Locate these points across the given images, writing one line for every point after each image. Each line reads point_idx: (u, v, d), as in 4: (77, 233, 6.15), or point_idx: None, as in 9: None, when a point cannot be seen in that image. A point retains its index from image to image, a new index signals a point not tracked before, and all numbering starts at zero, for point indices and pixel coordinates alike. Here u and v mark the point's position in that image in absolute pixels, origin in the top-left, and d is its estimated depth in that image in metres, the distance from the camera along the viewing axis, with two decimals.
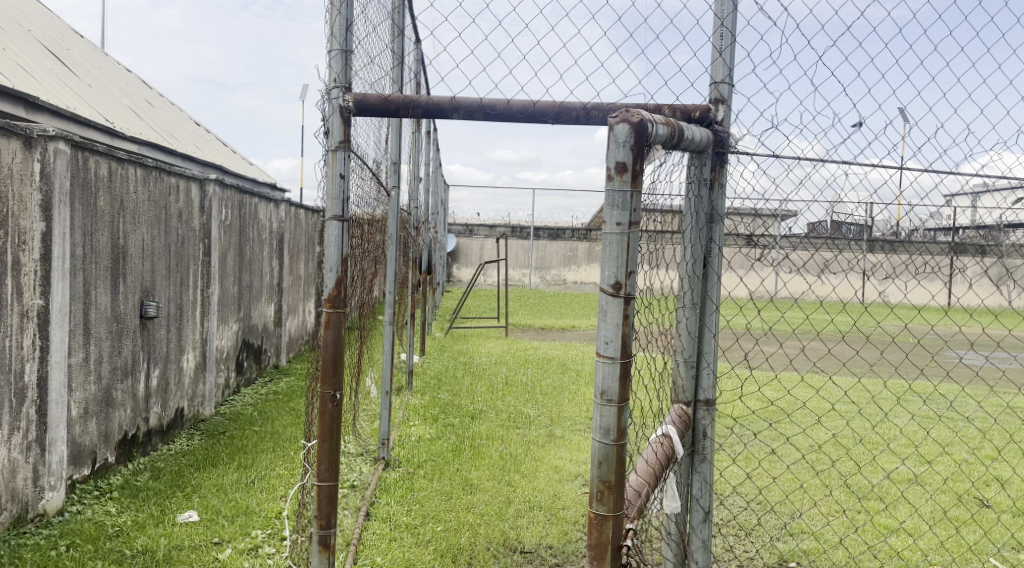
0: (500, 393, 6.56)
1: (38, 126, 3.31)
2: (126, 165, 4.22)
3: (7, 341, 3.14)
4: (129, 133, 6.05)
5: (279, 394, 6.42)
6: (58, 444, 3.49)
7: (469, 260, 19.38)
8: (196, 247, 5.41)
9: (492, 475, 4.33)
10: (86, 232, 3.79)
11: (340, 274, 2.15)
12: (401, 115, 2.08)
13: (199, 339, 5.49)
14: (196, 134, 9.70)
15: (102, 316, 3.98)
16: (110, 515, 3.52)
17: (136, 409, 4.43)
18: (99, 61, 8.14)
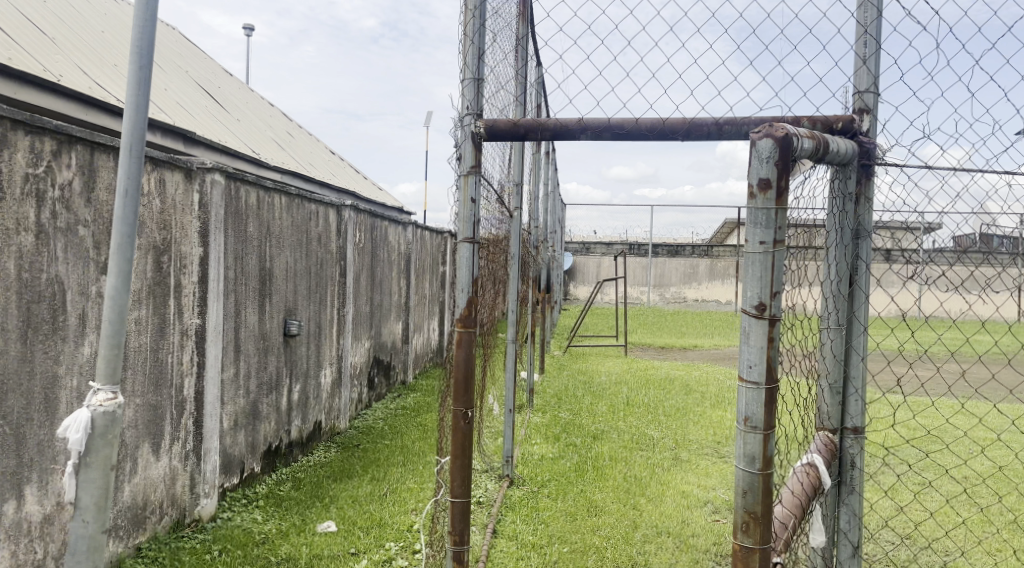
0: (622, 414, 6.47)
1: (197, 159, 3.60)
2: (272, 193, 4.52)
3: (171, 357, 3.42)
4: (272, 163, 6.44)
5: (407, 409, 6.64)
6: (212, 453, 3.76)
7: (586, 278, 19.42)
8: (333, 270, 5.69)
9: (617, 497, 4.27)
10: (238, 256, 4.07)
11: (471, 294, 2.23)
12: (530, 138, 2.13)
13: (335, 355, 5.76)
14: (331, 162, 10.27)
15: (251, 334, 4.26)
16: (257, 522, 3.73)
17: (280, 421, 4.69)
18: (247, 98, 8.79)
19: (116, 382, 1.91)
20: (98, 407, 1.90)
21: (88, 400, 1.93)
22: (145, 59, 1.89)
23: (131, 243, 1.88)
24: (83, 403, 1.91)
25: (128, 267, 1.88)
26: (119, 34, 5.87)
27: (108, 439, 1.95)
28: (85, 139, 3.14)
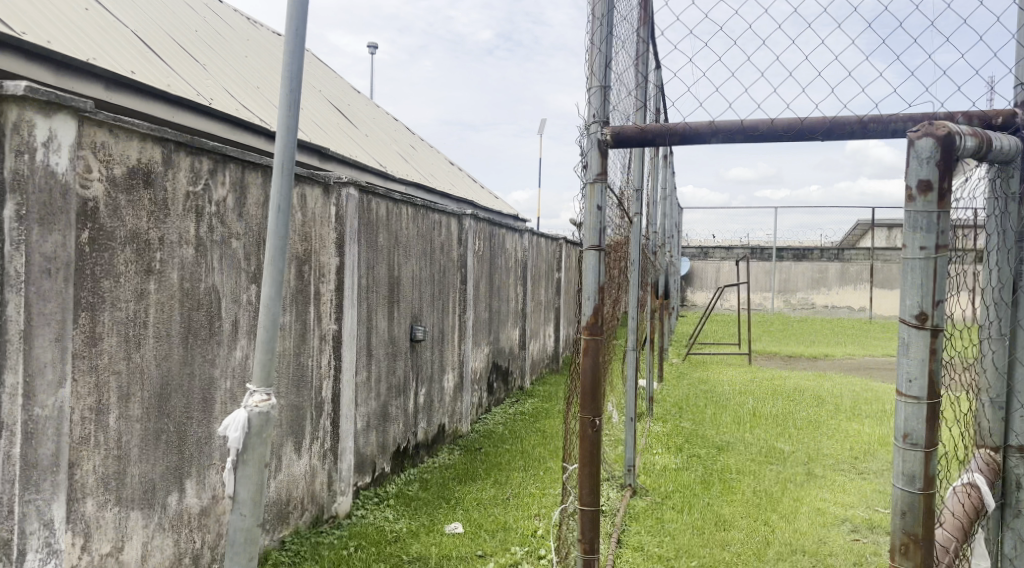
0: (748, 425, 6.25)
1: (334, 174, 3.78)
2: (400, 205, 4.68)
3: (311, 361, 3.62)
4: (397, 175, 6.68)
5: (526, 414, 6.70)
6: (347, 453, 3.93)
7: (705, 283, 18.92)
8: (455, 277, 5.83)
9: (747, 512, 4.12)
10: (369, 265, 4.25)
11: (597, 301, 2.23)
12: (658, 143, 2.07)
13: (457, 361, 5.89)
14: (451, 172, 10.54)
15: (381, 340, 4.43)
16: (388, 521, 3.87)
17: (407, 424, 4.85)
18: (372, 113, 9.16)
19: (270, 384, 2.05)
20: (255, 407, 2.04)
21: (245, 401, 2.07)
22: (295, 82, 2.01)
23: (283, 254, 2.01)
24: (241, 405, 2.05)
25: (280, 277, 2.01)
26: (260, 58, 6.28)
27: (263, 438, 2.08)
28: (237, 158, 3.39)
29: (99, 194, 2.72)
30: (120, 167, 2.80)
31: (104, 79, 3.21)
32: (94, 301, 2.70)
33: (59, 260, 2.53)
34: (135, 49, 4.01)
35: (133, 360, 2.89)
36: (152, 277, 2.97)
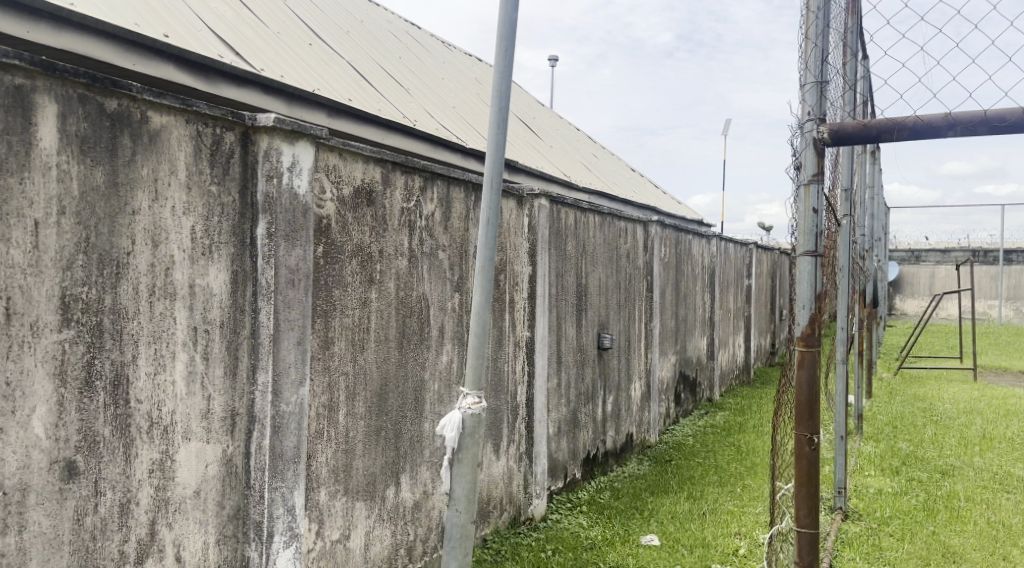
0: (976, 449, 5.60)
1: (526, 187, 3.91)
2: (587, 213, 4.72)
3: (507, 366, 3.75)
4: (581, 184, 6.73)
5: (718, 427, 6.47)
6: (541, 457, 4.03)
7: (916, 291, 17.26)
8: (641, 285, 5.76)
9: (981, 546, 3.69)
10: (558, 273, 4.32)
11: (813, 312, 2.26)
12: (884, 139, 2.20)
13: (644, 370, 5.82)
14: (633, 180, 10.45)
15: (570, 347, 4.48)
16: (583, 527, 3.90)
17: (596, 432, 4.87)
18: (555, 124, 9.31)
19: (479, 389, 2.56)
20: (467, 409, 2.57)
21: (460, 404, 2.61)
22: (498, 126, 2.62)
23: (490, 263, 2.60)
24: (456, 406, 2.60)
25: (488, 285, 2.60)
26: (453, 79, 6.60)
27: (474, 439, 2.62)
28: (444, 175, 3.72)
29: (330, 212, 3.03)
30: (346, 188, 3.13)
31: (327, 107, 3.51)
32: (327, 309, 3.03)
33: (300, 273, 2.83)
34: (350, 78, 4.38)
35: (358, 362, 3.22)
36: (373, 287, 3.29)
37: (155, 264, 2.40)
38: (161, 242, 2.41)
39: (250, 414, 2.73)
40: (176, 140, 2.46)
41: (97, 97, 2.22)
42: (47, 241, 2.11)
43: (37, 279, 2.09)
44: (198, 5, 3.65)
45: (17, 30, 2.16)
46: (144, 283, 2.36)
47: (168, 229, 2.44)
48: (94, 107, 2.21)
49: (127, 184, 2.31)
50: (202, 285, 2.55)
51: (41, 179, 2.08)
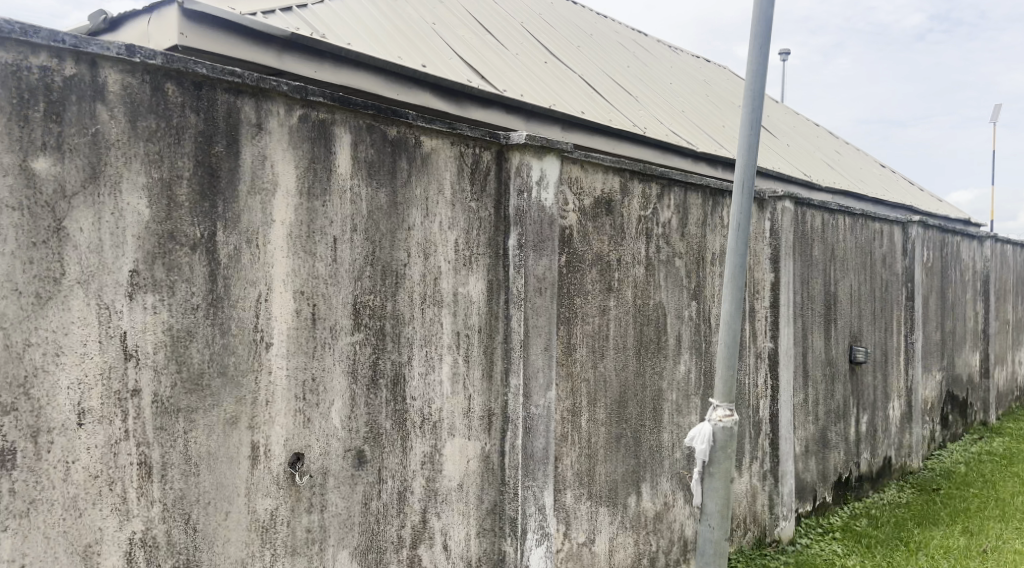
0: None
1: (769, 189, 3.76)
2: (836, 215, 4.40)
3: (750, 379, 3.61)
4: (827, 185, 6.27)
5: (996, 455, 5.69)
6: (788, 476, 3.81)
7: None
8: (900, 292, 5.23)
9: None
10: (804, 280, 4.06)
11: None
12: None
13: (904, 387, 5.27)
14: (885, 177, 9.53)
15: (819, 360, 4.19)
16: (838, 555, 3.62)
17: (848, 452, 4.51)
18: (794, 123, 8.76)
19: (730, 401, 2.51)
20: (718, 421, 2.52)
21: (710, 416, 2.57)
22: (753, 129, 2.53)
23: (743, 270, 2.53)
24: (707, 418, 2.56)
25: (739, 292, 2.52)
26: (684, 84, 6.48)
27: (724, 453, 2.58)
28: (682, 181, 3.69)
29: (574, 223, 3.13)
30: (589, 199, 3.22)
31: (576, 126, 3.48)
32: (571, 316, 3.12)
33: (548, 281, 2.95)
34: (585, 93, 4.45)
35: (600, 369, 3.27)
36: (613, 295, 3.34)
37: (425, 274, 2.63)
38: (431, 254, 2.64)
39: (505, 414, 2.87)
40: (444, 161, 2.68)
41: (381, 126, 2.49)
42: (343, 254, 2.39)
43: (337, 288, 2.37)
44: (448, 35, 3.91)
45: (306, 70, 2.43)
46: (417, 291, 2.61)
47: (437, 243, 2.66)
48: (379, 135, 2.48)
49: (405, 204, 2.56)
50: (464, 294, 2.76)
51: (338, 202, 2.37)
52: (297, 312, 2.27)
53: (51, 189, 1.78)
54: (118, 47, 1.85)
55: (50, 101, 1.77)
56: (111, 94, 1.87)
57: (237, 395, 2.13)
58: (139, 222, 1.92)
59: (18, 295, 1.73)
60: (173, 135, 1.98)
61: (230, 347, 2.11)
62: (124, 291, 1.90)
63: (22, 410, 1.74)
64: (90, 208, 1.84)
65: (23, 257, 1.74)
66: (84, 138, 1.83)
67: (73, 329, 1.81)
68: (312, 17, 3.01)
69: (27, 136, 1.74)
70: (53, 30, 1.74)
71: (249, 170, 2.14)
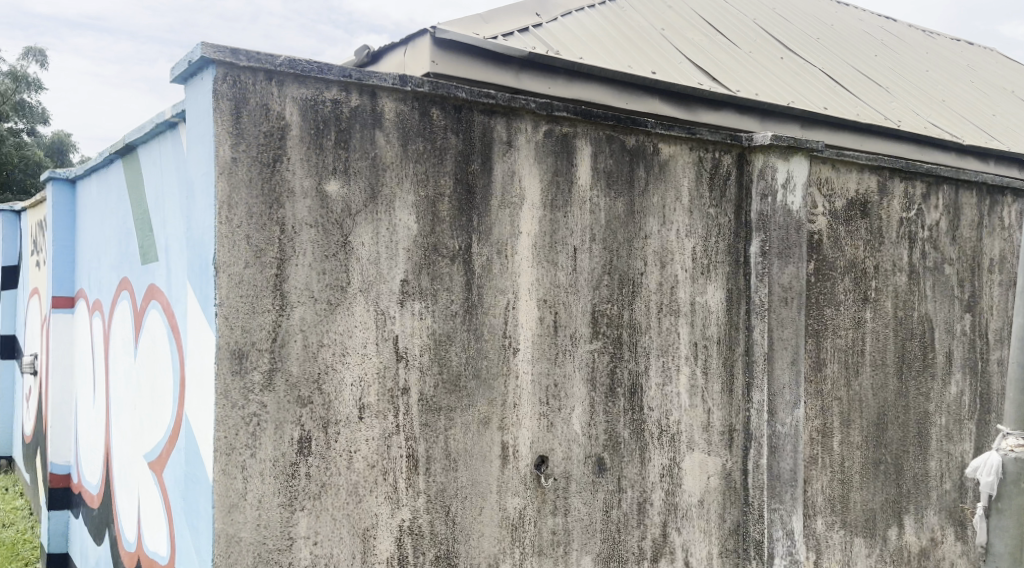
0: None
1: None
2: None
3: None
4: None
5: None
6: None
7: None
8: None
9: None
10: None
11: None
12: None
13: None
14: None
15: None
16: None
17: None
18: None
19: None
20: (1009, 451, 2.21)
21: (998, 445, 2.27)
22: None
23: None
24: (993, 447, 2.26)
25: None
26: (943, 71, 5.81)
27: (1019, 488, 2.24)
28: (951, 178, 3.30)
29: (823, 227, 2.94)
30: (840, 201, 3.00)
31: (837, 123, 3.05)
32: (821, 328, 2.92)
33: (794, 290, 2.80)
34: (827, 88, 4.14)
35: (854, 388, 3.02)
36: (868, 306, 3.07)
37: (663, 283, 2.60)
38: (669, 263, 2.61)
39: (748, 431, 2.75)
40: (682, 168, 2.63)
41: (621, 136, 2.50)
42: (583, 263, 2.43)
43: (577, 297, 2.42)
44: (678, 40, 3.82)
45: (540, 88, 2.36)
46: (655, 301, 2.59)
47: (675, 251, 2.62)
48: (619, 145, 2.49)
49: (642, 212, 2.56)
50: (703, 303, 2.68)
51: (580, 212, 2.42)
52: (541, 320, 2.34)
53: (340, 208, 1.99)
54: (394, 77, 2.03)
55: (340, 129, 1.99)
56: (386, 121, 2.06)
57: (489, 396, 2.24)
58: (409, 236, 2.10)
59: (314, 301, 1.96)
60: (437, 155, 2.14)
61: (483, 352, 2.23)
62: (396, 298, 2.08)
63: (316, 403, 1.96)
64: (370, 224, 2.04)
65: (318, 268, 1.96)
66: (365, 162, 2.03)
67: (354, 332, 2.02)
68: (546, 36, 3.12)
69: (321, 161, 1.96)
70: (342, 66, 1.95)
71: (500, 185, 2.26)
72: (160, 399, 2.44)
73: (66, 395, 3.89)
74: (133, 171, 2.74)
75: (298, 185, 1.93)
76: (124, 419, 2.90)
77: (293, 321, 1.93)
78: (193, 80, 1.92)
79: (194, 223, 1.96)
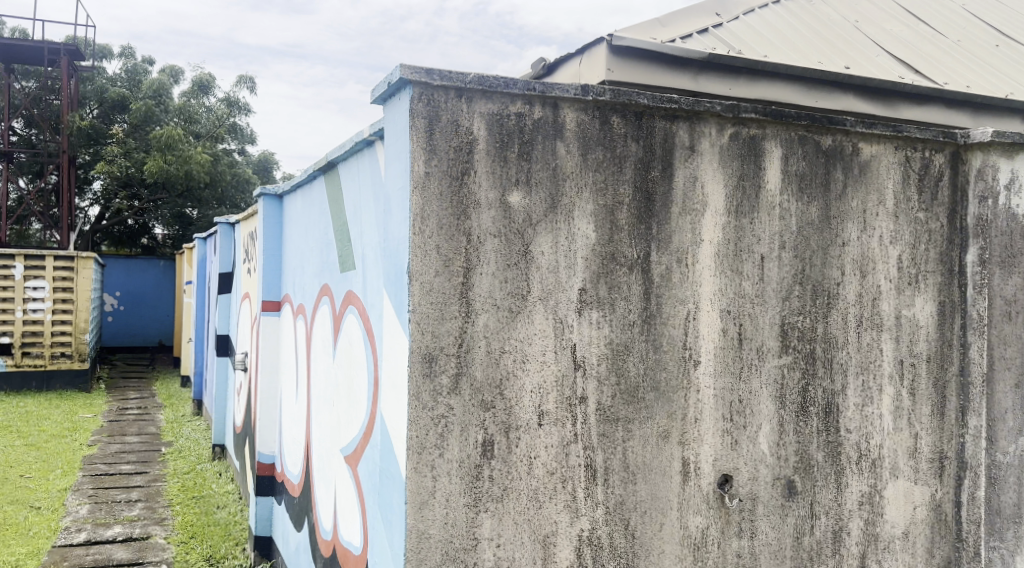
0: None
1: None
2: None
3: None
4: None
5: None
6: None
7: None
8: None
9: None
10: None
11: None
12: None
13: None
14: None
15: None
16: None
17: None
18: None
19: None
20: None
21: None
22: None
23: None
24: None
25: None
26: None
27: None
28: None
29: None
30: None
31: None
32: None
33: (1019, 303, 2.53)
34: None
35: None
36: None
37: (862, 295, 2.42)
38: (869, 272, 2.42)
39: (961, 459, 2.51)
40: (886, 169, 2.43)
41: (815, 137, 2.35)
42: (771, 273, 2.31)
43: (765, 308, 2.30)
44: (874, 31, 3.54)
45: (721, 89, 2.42)
46: (852, 313, 2.41)
47: (876, 259, 2.43)
48: (812, 146, 2.34)
49: (838, 218, 2.39)
50: (909, 317, 2.47)
51: (767, 219, 2.30)
52: (724, 332, 2.25)
53: (521, 218, 2.03)
54: (575, 88, 2.04)
55: (523, 141, 2.02)
56: (568, 131, 2.07)
57: (669, 409, 2.18)
58: (587, 245, 2.10)
59: (497, 308, 2.00)
60: (616, 163, 2.12)
61: (662, 363, 2.18)
62: (574, 307, 2.09)
63: (498, 408, 2.00)
64: (551, 233, 2.06)
65: (500, 276, 2.01)
66: (546, 172, 2.05)
67: (534, 340, 2.04)
68: (728, 36, 3.01)
69: (505, 172, 2.01)
70: (526, 79, 1.99)
71: (683, 192, 2.20)
72: (356, 399, 2.61)
73: (273, 391, 4.28)
74: (334, 186, 2.96)
75: (483, 196, 1.99)
76: (323, 415, 3.14)
77: (477, 327, 1.99)
78: (392, 100, 2.04)
79: (389, 233, 2.08)
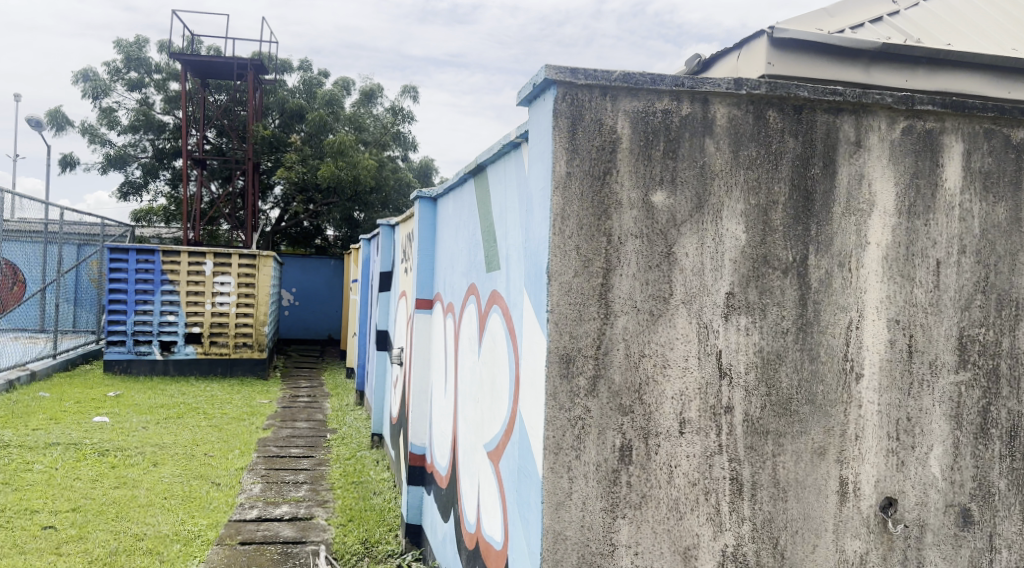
0: None
1: None
2: None
3: None
4: None
5: None
6: None
7: None
8: None
9: None
10: None
11: None
12: None
13: None
14: None
15: None
16: None
17: None
18: None
19: None
20: None
21: None
22: None
23: None
24: None
25: None
26: None
27: None
28: None
29: None
30: None
31: None
32: None
33: None
34: None
35: None
36: None
37: None
38: None
39: None
40: None
41: (1005, 130, 2.11)
42: (948, 280, 2.09)
43: (939, 319, 2.09)
44: None
45: (897, 81, 2.23)
46: None
47: None
48: (1001, 140, 2.10)
49: None
50: None
51: (944, 220, 2.09)
52: (891, 343, 2.07)
53: (665, 218, 1.97)
54: (727, 81, 1.95)
55: (669, 139, 1.96)
56: (718, 127, 1.98)
57: (826, 425, 2.04)
58: (737, 247, 2.00)
59: (637, 311, 1.96)
60: (772, 160, 2.00)
61: (819, 375, 2.03)
62: (721, 311, 2.00)
63: (638, 413, 1.96)
64: (696, 234, 1.98)
65: (641, 278, 1.96)
66: (693, 171, 1.97)
67: (677, 344, 1.98)
68: (905, 23, 2.78)
69: (649, 171, 1.96)
70: (675, 75, 1.93)
71: (846, 191, 2.04)
72: (499, 395, 2.64)
73: (424, 386, 4.44)
74: (482, 188, 3.03)
75: (625, 196, 1.95)
76: (469, 411, 3.22)
77: (617, 330, 1.95)
78: (537, 101, 2.05)
79: (532, 233, 2.09)
